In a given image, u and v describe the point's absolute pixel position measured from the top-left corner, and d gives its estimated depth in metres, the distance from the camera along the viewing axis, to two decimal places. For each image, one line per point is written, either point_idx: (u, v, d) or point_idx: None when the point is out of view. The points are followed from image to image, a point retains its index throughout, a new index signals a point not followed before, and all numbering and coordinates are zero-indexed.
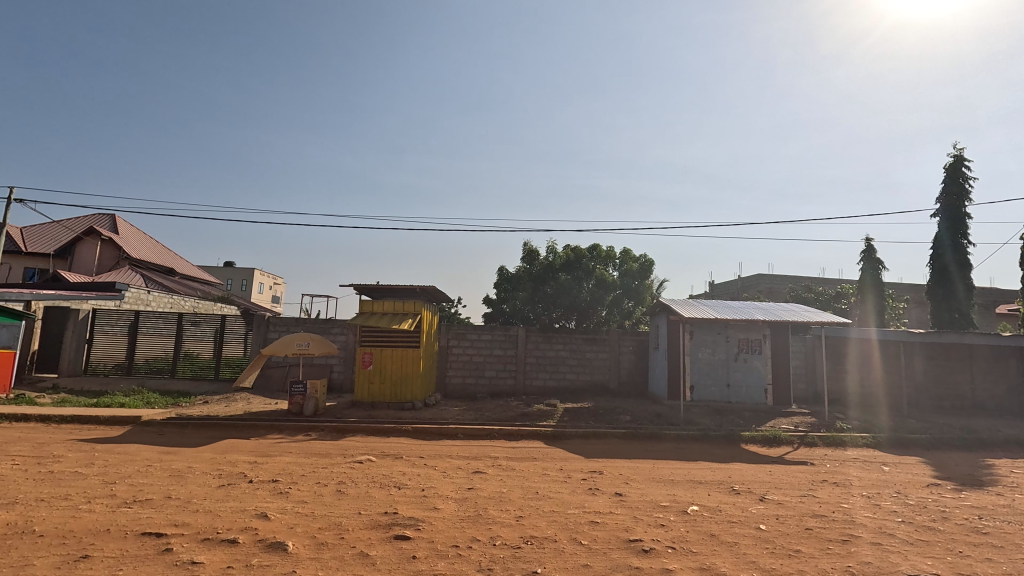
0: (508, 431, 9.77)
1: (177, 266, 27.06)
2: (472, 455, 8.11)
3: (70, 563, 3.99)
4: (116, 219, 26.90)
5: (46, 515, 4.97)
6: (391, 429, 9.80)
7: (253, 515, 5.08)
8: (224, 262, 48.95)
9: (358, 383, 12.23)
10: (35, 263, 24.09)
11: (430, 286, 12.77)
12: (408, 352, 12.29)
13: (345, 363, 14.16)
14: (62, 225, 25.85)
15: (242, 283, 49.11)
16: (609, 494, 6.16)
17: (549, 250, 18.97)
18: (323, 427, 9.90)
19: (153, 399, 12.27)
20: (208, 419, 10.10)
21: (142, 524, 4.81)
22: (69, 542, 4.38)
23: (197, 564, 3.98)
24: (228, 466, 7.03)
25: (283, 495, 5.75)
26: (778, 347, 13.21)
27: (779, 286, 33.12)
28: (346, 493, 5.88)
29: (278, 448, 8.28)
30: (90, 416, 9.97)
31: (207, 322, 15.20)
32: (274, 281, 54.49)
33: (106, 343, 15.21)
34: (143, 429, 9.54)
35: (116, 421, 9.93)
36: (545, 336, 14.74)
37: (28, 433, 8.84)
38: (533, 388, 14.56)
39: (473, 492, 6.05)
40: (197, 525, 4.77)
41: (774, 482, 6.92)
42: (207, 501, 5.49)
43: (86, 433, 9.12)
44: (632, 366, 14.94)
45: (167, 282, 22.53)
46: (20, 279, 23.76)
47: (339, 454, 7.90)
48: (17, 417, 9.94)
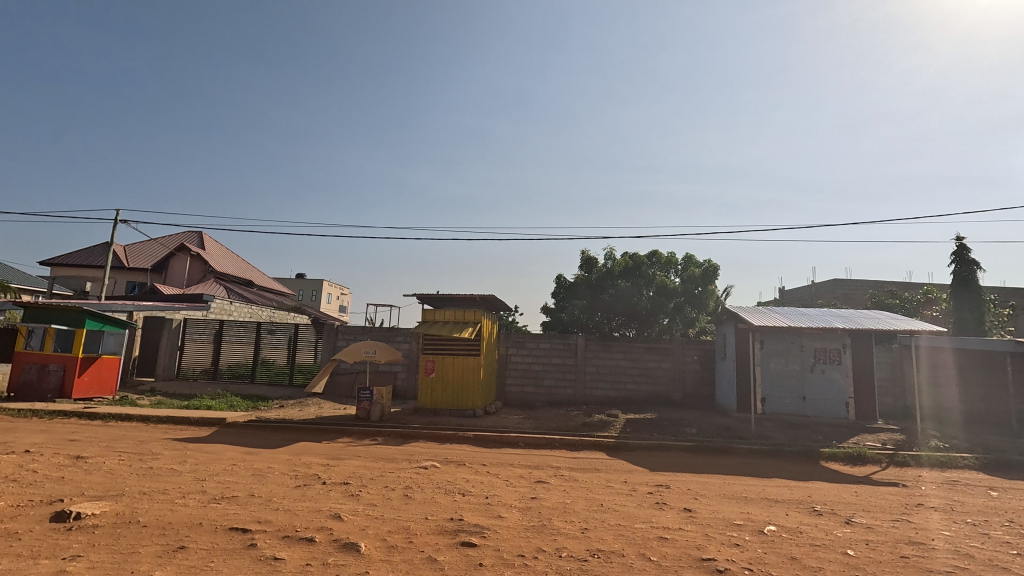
0: (569, 441, 9.69)
1: (256, 279, 29.25)
2: (535, 464, 8.11)
3: (170, 552, 4.34)
4: (203, 236, 29.46)
5: (150, 506, 5.47)
6: (453, 435, 9.97)
7: (328, 515, 5.32)
8: (298, 274, 52.43)
9: (421, 390, 12.54)
10: (135, 276, 26.58)
11: (490, 294, 12.94)
12: (468, 360, 12.47)
13: (408, 371, 14.60)
14: (159, 242, 28.48)
15: (313, 293, 52.19)
16: (677, 509, 5.92)
17: (608, 256, 18.71)
18: (388, 432, 10.24)
19: (236, 403, 13.18)
20: (284, 423, 10.72)
21: (230, 519, 5.15)
22: (169, 532, 4.77)
23: (280, 561, 4.20)
24: (305, 468, 7.41)
25: (356, 497, 5.98)
26: (861, 358, 12.27)
27: (859, 292, 30.89)
28: (413, 498, 6.02)
29: (349, 451, 8.63)
30: (182, 418, 10.86)
31: (282, 330, 16.16)
32: (341, 292, 57.45)
33: (196, 350, 16.51)
34: (228, 430, 10.26)
35: (204, 423, 10.75)
36: (605, 345, 14.48)
37: (131, 432, 9.77)
38: (593, 398, 14.33)
39: (538, 502, 6.01)
40: (278, 522, 5.05)
41: (861, 504, 6.39)
42: (286, 500, 5.81)
43: (179, 432, 9.94)
44: (697, 377, 14.38)
45: (247, 294, 24.29)
46: (123, 291, 26.37)
47: (405, 459, 8.15)
48: (122, 417, 10.96)
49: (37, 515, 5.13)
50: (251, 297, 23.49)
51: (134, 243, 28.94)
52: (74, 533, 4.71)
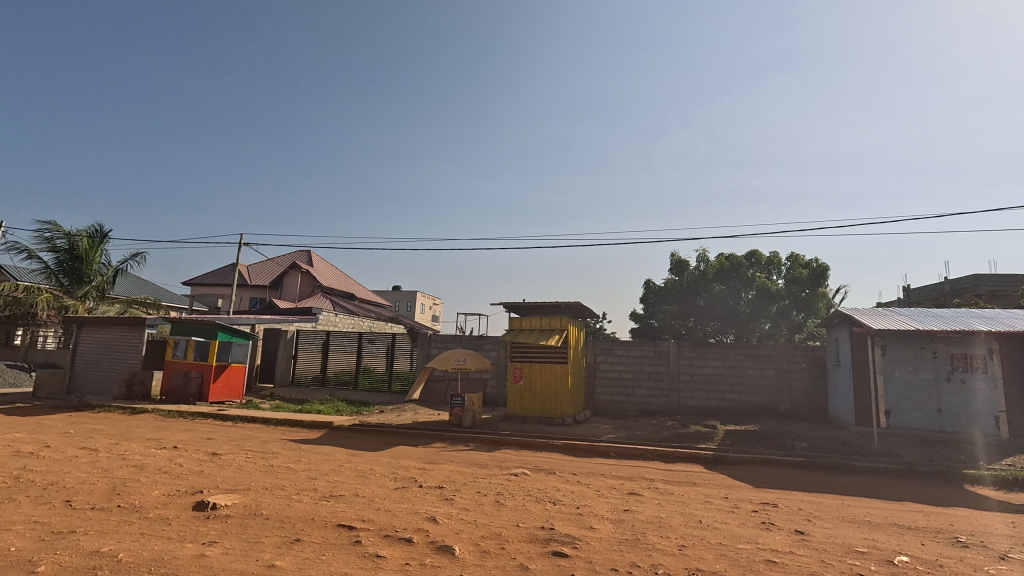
0: (663, 452, 9.30)
1: (357, 291, 31.54)
2: (627, 475, 7.87)
3: (288, 543, 4.77)
4: (311, 254, 32.33)
5: (271, 501, 6.06)
6: (542, 443, 9.99)
7: (424, 517, 5.55)
8: (394, 287, 55.67)
9: (510, 397, 12.71)
10: (256, 292, 29.79)
11: (576, 302, 12.84)
12: (556, 368, 12.45)
13: (498, 378, 14.89)
14: (275, 261, 31.68)
15: (408, 304, 55.08)
16: (786, 531, 5.44)
17: (701, 259, 17.79)
18: (480, 438, 10.50)
19: (342, 407, 14.23)
20: (385, 427, 11.40)
21: (338, 516, 5.56)
22: (287, 525, 5.25)
23: (382, 558, 4.46)
24: (403, 470, 7.81)
25: (450, 501, 6.19)
26: (1014, 365, 10.53)
27: (1009, 288, 26.61)
28: (504, 504, 6.09)
29: (443, 456, 8.97)
30: (297, 420, 11.95)
31: (381, 340, 17.21)
32: (433, 302, 60.06)
33: (307, 358, 18.05)
34: (335, 433, 11.12)
35: (315, 425, 11.73)
36: (699, 352, 13.76)
37: (256, 432, 10.92)
38: (689, 408, 13.64)
39: (631, 515, 5.82)
40: (380, 522, 5.37)
41: (1020, 537, 5.44)
42: (387, 500, 6.16)
43: (295, 434, 10.94)
44: (806, 386, 13.18)
45: (350, 306, 26.23)
46: (248, 306, 29.64)
47: (496, 465, 8.29)
48: (248, 418, 12.28)
49: (182, 503, 5.88)
50: (353, 309, 25.36)
51: (256, 263, 32.45)
52: (211, 521, 5.34)
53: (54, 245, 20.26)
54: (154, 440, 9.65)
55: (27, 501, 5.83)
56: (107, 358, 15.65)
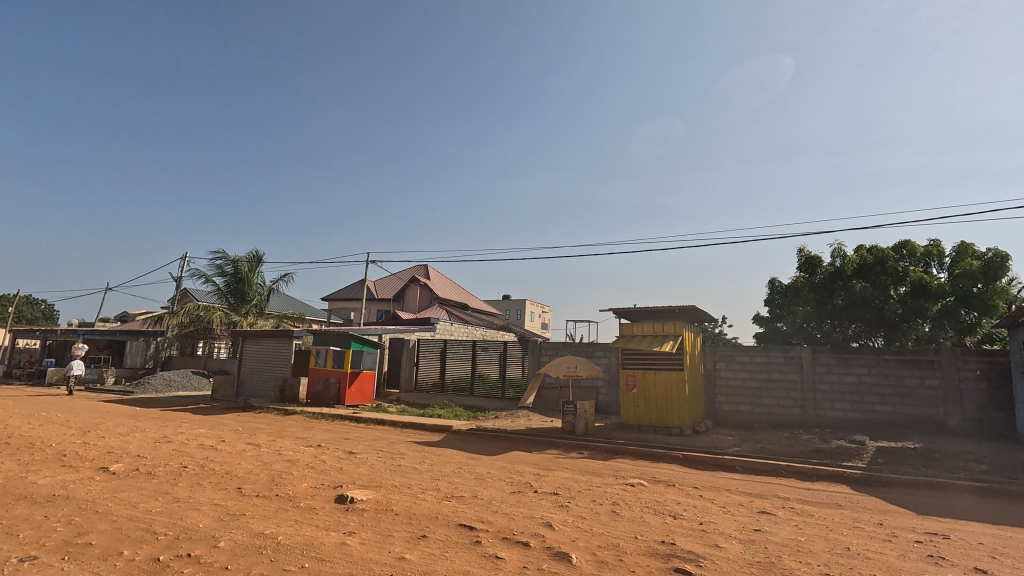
0: (798, 469, 8.43)
1: (470, 301, 33.04)
2: (756, 492, 7.26)
3: (415, 539, 5.12)
4: (428, 268, 34.55)
5: (400, 498, 6.54)
6: (659, 454, 9.59)
7: (540, 522, 5.62)
8: (504, 297, 57.30)
9: (624, 406, 12.37)
10: (382, 305, 32.53)
11: (691, 305, 12.18)
12: (672, 375, 11.89)
13: (610, 386, 14.61)
14: (397, 275, 34.34)
15: (518, 312, 56.29)
16: (962, 568, 4.62)
17: (837, 253, 15.88)
18: (593, 446, 10.37)
19: (460, 412, 14.93)
20: (500, 432, 11.74)
21: (459, 516, 5.84)
22: (414, 522, 5.63)
23: (501, 560, 4.60)
24: (518, 475, 7.98)
25: (565, 508, 6.19)
26: None
27: None
28: (621, 515, 5.95)
29: (557, 463, 9.00)
30: (420, 424, 12.78)
31: (493, 347, 17.80)
32: (542, 310, 60.71)
33: (427, 366, 19.24)
34: (454, 436, 11.70)
35: (436, 428, 12.45)
36: (840, 358, 12.25)
37: (385, 433, 11.87)
38: (829, 421, 12.21)
39: (763, 535, 5.35)
40: (498, 524, 5.53)
41: None
42: (504, 504, 6.33)
43: (419, 436, 11.71)
44: (982, 398, 11.11)
45: (464, 316, 27.55)
46: (375, 318, 32.44)
47: (611, 475, 8.12)
48: (379, 421, 13.40)
49: (326, 495, 6.59)
50: (466, 318, 26.59)
51: (381, 278, 35.42)
52: (350, 513, 5.91)
53: (224, 271, 23.99)
54: (303, 438, 10.95)
55: (210, 486, 6.94)
56: (265, 365, 18.10)
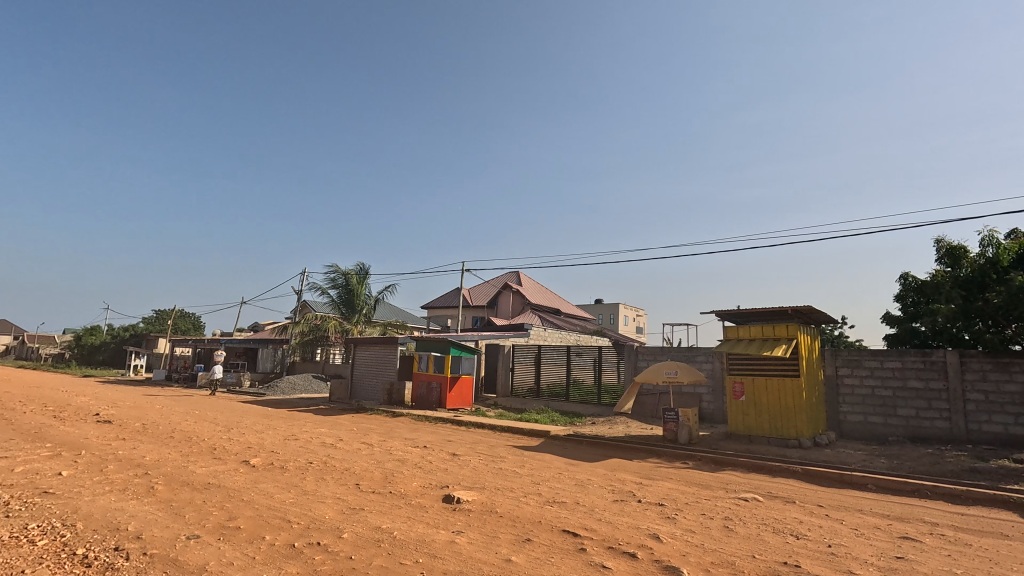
0: (948, 490, 7.36)
1: (562, 306, 33.02)
2: (895, 515, 6.45)
3: (520, 542, 5.20)
4: (520, 274, 35.10)
5: (503, 500, 6.69)
6: (775, 468, 8.88)
7: (647, 533, 5.45)
8: (596, 301, 56.48)
9: (731, 414, 11.63)
10: (477, 312, 33.58)
11: (806, 305, 11.16)
12: (786, 382, 10.97)
13: (715, 393, 13.81)
14: (490, 282, 35.26)
15: (611, 317, 55.15)
16: None
17: (988, 241, 13.70)
18: (699, 456, 9.86)
19: (556, 417, 14.95)
20: (598, 439, 11.58)
21: (562, 522, 5.83)
22: (518, 525, 5.73)
23: (607, 570, 4.51)
24: (621, 484, 7.81)
25: (672, 520, 5.94)
26: None
27: None
28: (735, 531, 5.58)
29: (661, 473, 8.68)
30: (519, 428, 12.97)
31: (588, 353, 17.62)
32: (637, 313, 58.95)
33: (523, 371, 19.49)
34: (552, 442, 11.73)
35: (534, 433, 12.57)
36: (997, 363, 10.54)
37: (485, 437, 12.21)
38: (986, 437, 10.51)
39: (907, 564, 4.74)
40: (603, 533, 5.45)
41: None
42: (607, 512, 6.23)
43: (518, 440, 11.89)
44: None
45: (557, 321, 27.59)
46: (470, 324, 33.57)
47: (721, 487, 7.66)
48: (479, 424, 13.83)
49: (434, 495, 6.92)
50: (560, 323, 26.60)
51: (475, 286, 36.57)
52: (458, 513, 6.15)
53: (336, 283, 26.23)
54: (410, 439, 11.60)
55: (333, 481, 7.60)
56: (374, 370, 19.46)
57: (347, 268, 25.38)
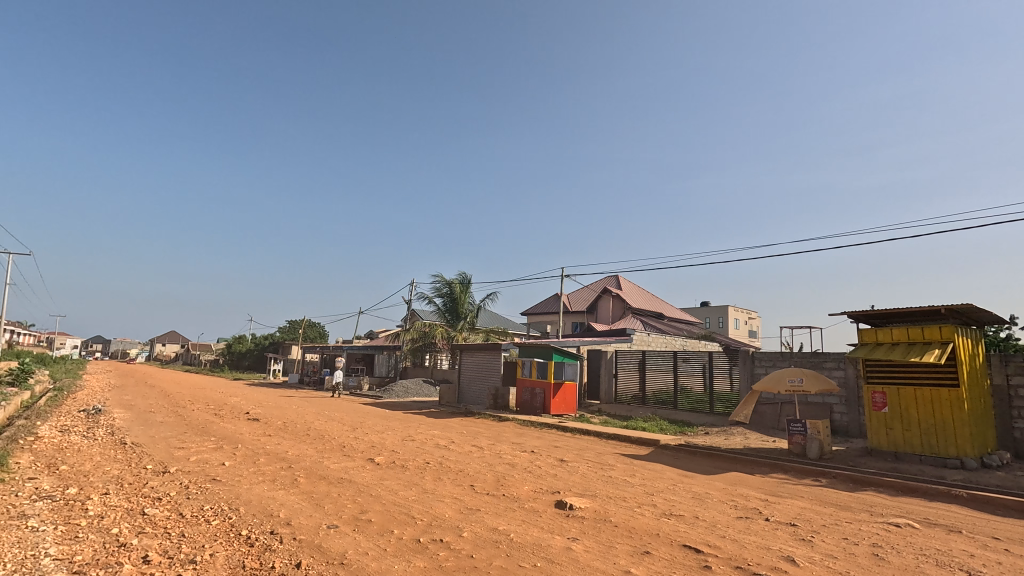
0: None
1: (666, 310, 31.73)
2: None
3: (639, 554, 5.05)
4: (619, 278, 34.35)
5: (617, 510, 6.56)
6: (930, 490, 7.74)
7: (780, 555, 5.03)
8: (703, 303, 53.45)
9: (872, 428, 10.35)
10: (576, 317, 33.39)
11: (964, 304, 9.62)
12: (941, 392, 9.54)
13: (848, 403, 12.41)
14: (589, 287, 34.90)
15: (719, 319, 51.85)
16: None
17: None
18: (833, 474, 8.90)
19: (665, 426, 14.35)
20: (713, 450, 10.92)
21: (682, 536, 5.58)
22: (635, 536, 5.58)
23: None
24: (743, 499, 7.28)
25: (809, 543, 5.42)
26: None
27: None
28: (887, 560, 4.95)
29: (789, 490, 7.96)
30: (626, 436, 12.64)
31: (697, 359, 16.72)
32: (749, 316, 54.83)
33: (626, 377, 18.99)
34: (663, 451, 11.27)
35: (643, 442, 12.18)
36: None
37: (592, 444, 12.07)
38: None
39: None
40: (729, 551, 5.12)
41: None
42: (731, 529, 5.85)
43: (626, 448, 11.59)
44: None
45: (661, 325, 26.57)
46: (570, 330, 33.47)
47: (864, 510, 6.84)
48: (584, 431, 13.70)
49: (547, 500, 6.97)
50: (664, 328, 25.57)
51: (573, 291, 36.44)
52: (571, 519, 6.14)
53: (441, 293, 27.59)
54: (518, 443, 11.81)
55: (449, 481, 7.97)
56: (479, 375, 20.13)
57: (451, 278, 26.60)
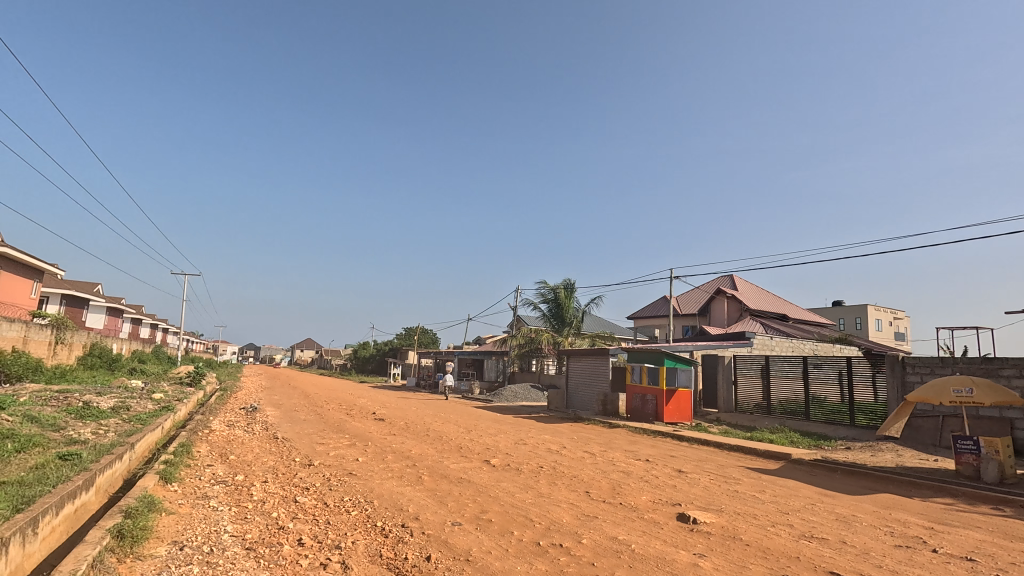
0: None
1: (790, 312, 28.98)
2: None
3: None
4: (735, 278, 32.05)
5: (747, 527, 6.09)
6: None
7: None
8: (835, 303, 47.92)
9: None
10: (688, 321, 31.75)
11: None
12: None
13: None
14: (701, 289, 33.01)
15: (857, 321, 46.11)
16: None
17: None
18: (1020, 503, 7.47)
19: (797, 438, 13.06)
20: (858, 467, 9.71)
21: (827, 562, 5.03)
22: (771, 557, 5.15)
23: None
24: (901, 525, 6.38)
25: None
26: None
27: None
28: None
29: (961, 518, 6.81)
30: (751, 448, 11.71)
31: (831, 365, 15.03)
32: (894, 316, 48.09)
33: (747, 385, 17.61)
34: (796, 466, 10.27)
35: (771, 455, 11.20)
36: None
37: (713, 455, 11.35)
38: None
39: None
40: None
41: None
42: (888, 559, 5.16)
43: (752, 461, 10.74)
44: None
45: (785, 328, 24.28)
46: (681, 334, 31.89)
47: None
48: (702, 441, 12.94)
49: (668, 512, 6.68)
50: (789, 331, 23.33)
51: (684, 293, 34.66)
52: (696, 534, 5.82)
53: (546, 298, 27.84)
54: (632, 451, 11.48)
55: (564, 486, 7.97)
56: (587, 381, 19.94)
57: (555, 284, 26.76)
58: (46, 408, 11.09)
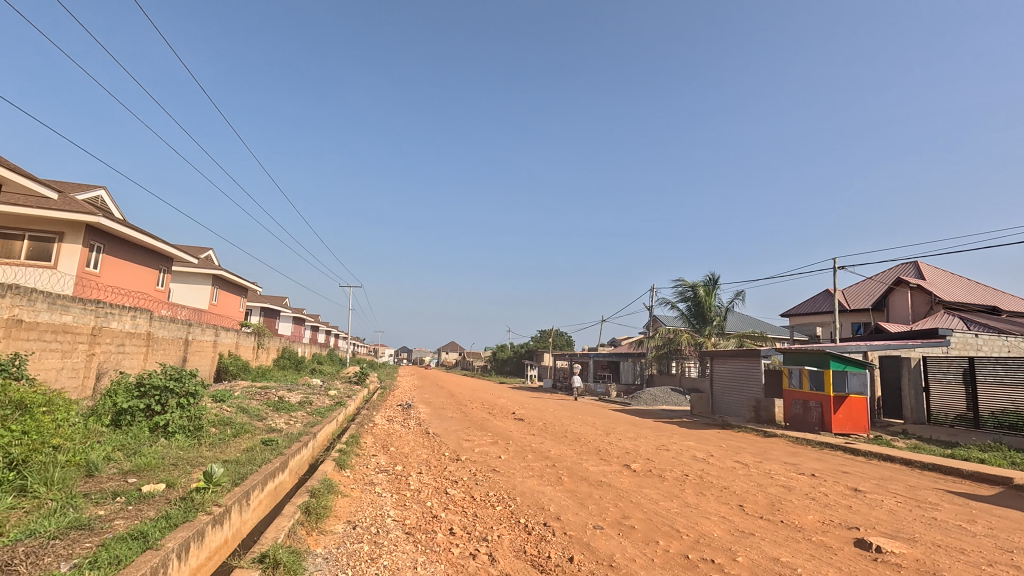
0: None
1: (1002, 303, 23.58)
2: None
3: None
4: (920, 265, 27.04)
5: (952, 564, 5.06)
6: None
7: None
8: None
9: None
10: (859, 317, 27.54)
11: None
12: None
13: None
14: (875, 279, 28.41)
15: None
16: None
17: None
18: None
19: (1019, 459, 10.54)
20: None
21: None
22: None
23: None
24: None
25: None
26: None
27: None
28: None
29: None
30: (953, 468, 9.73)
31: None
32: None
33: (944, 392, 14.71)
34: (1020, 494, 8.27)
35: (982, 478, 9.18)
36: None
37: (899, 474, 9.67)
38: None
39: None
40: None
41: None
42: None
43: (955, 484, 8.91)
44: None
45: (995, 323, 19.78)
46: (851, 332, 27.77)
47: None
48: (884, 456, 11.10)
49: (842, 536, 5.84)
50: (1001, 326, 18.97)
51: (852, 285, 30.12)
52: (881, 565, 4.99)
53: (685, 296, 26.29)
54: (792, 464, 10.28)
55: (714, 497, 7.42)
56: (736, 385, 18.39)
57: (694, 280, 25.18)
58: (253, 402, 13.47)
